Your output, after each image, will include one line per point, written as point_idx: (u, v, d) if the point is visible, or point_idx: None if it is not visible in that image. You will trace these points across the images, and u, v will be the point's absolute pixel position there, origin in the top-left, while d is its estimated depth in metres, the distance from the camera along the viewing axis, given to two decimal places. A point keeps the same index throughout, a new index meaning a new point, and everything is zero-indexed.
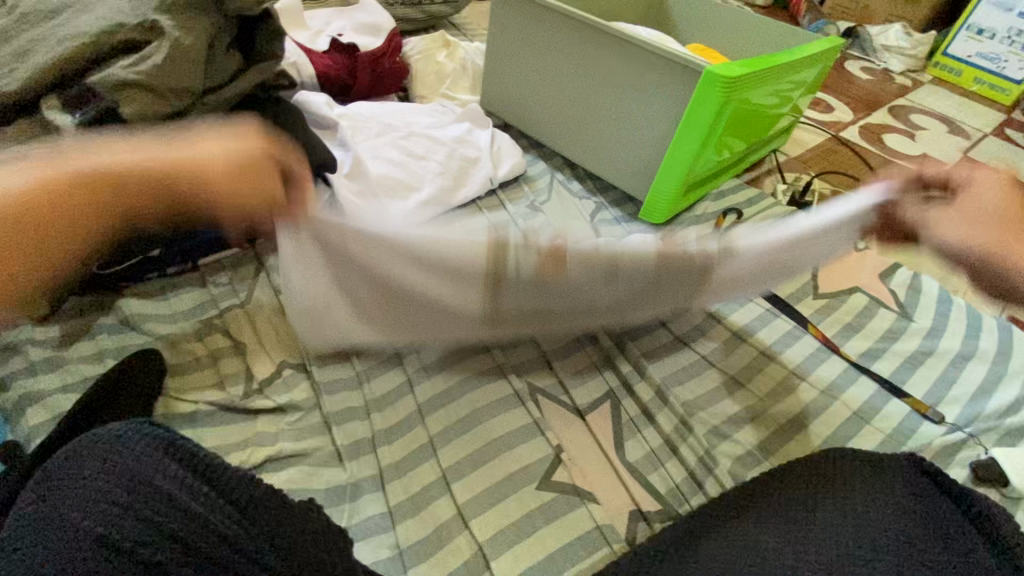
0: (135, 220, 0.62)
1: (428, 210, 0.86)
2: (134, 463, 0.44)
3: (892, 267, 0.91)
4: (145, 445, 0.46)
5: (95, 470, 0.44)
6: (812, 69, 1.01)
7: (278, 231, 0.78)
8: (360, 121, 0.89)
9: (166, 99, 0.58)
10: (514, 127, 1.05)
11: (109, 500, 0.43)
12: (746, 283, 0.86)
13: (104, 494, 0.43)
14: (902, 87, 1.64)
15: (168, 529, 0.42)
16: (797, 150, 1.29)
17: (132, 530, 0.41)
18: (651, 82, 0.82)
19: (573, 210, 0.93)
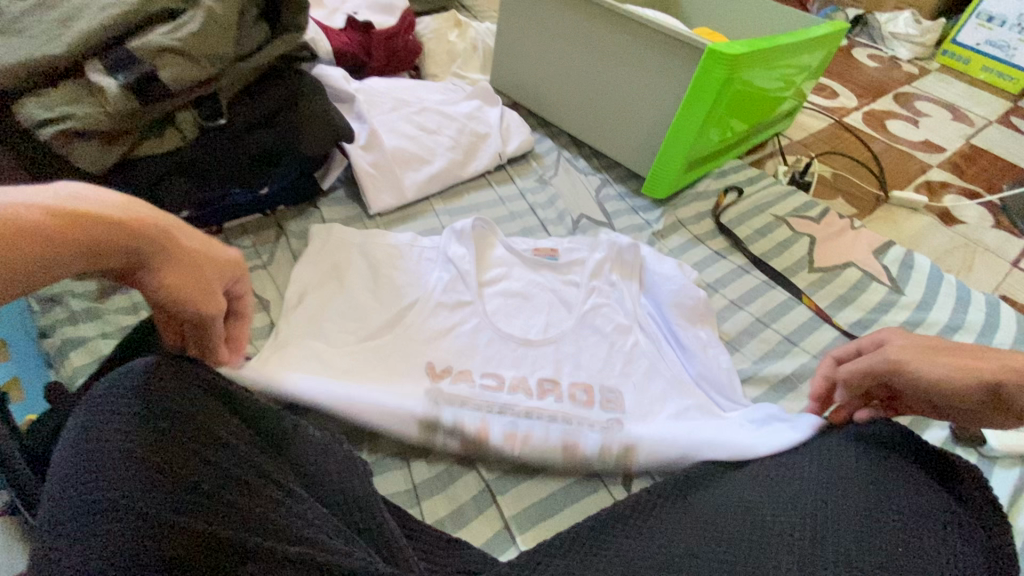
0: (167, 179, 0.66)
1: (440, 181, 0.90)
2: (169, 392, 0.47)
3: (887, 244, 0.94)
4: (180, 378, 0.49)
5: (137, 399, 0.45)
6: (815, 53, 1.04)
7: (298, 198, 0.83)
8: (375, 96, 0.93)
9: (203, 67, 0.63)
10: (523, 105, 1.09)
11: (149, 425, 0.44)
12: (744, 256, 0.90)
13: (145, 417, 0.45)
14: (908, 75, 1.66)
15: (206, 456, 0.45)
16: (799, 134, 1.32)
17: (176, 452, 0.44)
18: (655, 60, 0.85)
19: (579, 185, 0.97)
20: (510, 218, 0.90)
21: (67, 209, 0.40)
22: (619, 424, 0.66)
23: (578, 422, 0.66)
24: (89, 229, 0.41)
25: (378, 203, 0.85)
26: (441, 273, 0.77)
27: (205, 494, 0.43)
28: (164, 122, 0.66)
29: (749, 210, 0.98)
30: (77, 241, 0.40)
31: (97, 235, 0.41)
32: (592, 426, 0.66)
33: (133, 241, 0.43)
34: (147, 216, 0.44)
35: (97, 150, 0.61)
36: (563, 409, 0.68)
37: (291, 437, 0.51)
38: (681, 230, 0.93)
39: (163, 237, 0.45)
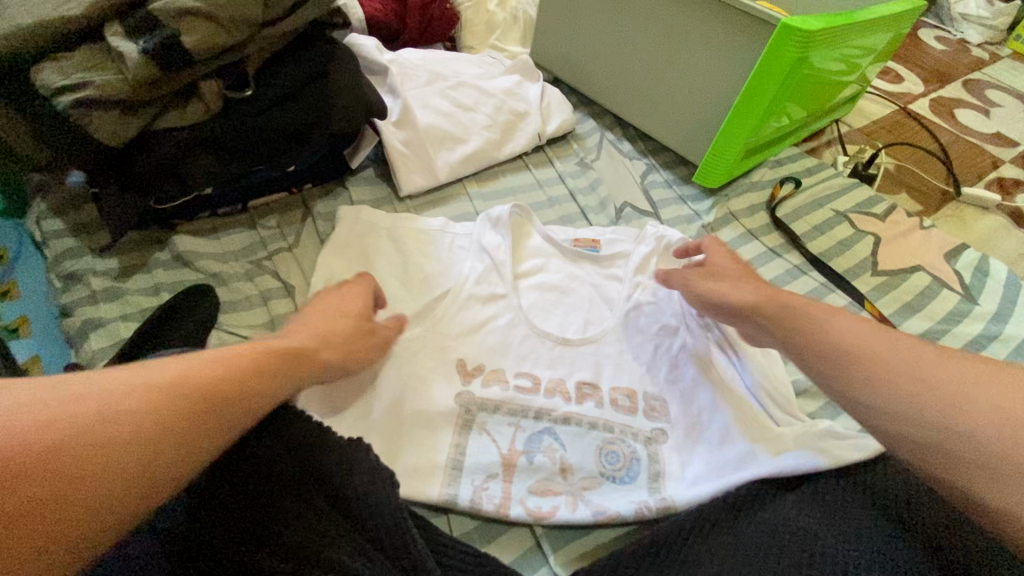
0: (192, 154, 0.62)
1: (474, 162, 0.85)
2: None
3: (959, 246, 0.86)
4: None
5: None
6: (889, 32, 0.94)
7: (326, 176, 0.78)
8: (409, 68, 0.87)
9: (229, 32, 0.59)
10: (565, 81, 1.02)
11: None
12: (800, 254, 0.83)
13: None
14: (978, 61, 1.52)
15: (226, 467, 0.45)
16: (860, 121, 1.22)
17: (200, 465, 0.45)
18: (716, 35, 0.77)
19: (622, 170, 0.91)
20: (548, 205, 0.85)
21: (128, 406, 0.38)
22: (663, 436, 0.62)
23: (619, 431, 0.62)
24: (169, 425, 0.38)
25: (409, 184, 0.80)
26: (473, 261, 0.71)
27: (224, 510, 0.44)
28: (188, 91, 0.61)
29: (806, 203, 0.90)
30: (160, 455, 0.38)
31: (175, 421, 0.39)
32: (634, 436, 0.62)
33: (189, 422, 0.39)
34: (208, 373, 0.42)
35: (118, 121, 0.57)
36: (603, 416, 0.63)
37: (315, 446, 0.47)
38: (733, 223, 0.86)
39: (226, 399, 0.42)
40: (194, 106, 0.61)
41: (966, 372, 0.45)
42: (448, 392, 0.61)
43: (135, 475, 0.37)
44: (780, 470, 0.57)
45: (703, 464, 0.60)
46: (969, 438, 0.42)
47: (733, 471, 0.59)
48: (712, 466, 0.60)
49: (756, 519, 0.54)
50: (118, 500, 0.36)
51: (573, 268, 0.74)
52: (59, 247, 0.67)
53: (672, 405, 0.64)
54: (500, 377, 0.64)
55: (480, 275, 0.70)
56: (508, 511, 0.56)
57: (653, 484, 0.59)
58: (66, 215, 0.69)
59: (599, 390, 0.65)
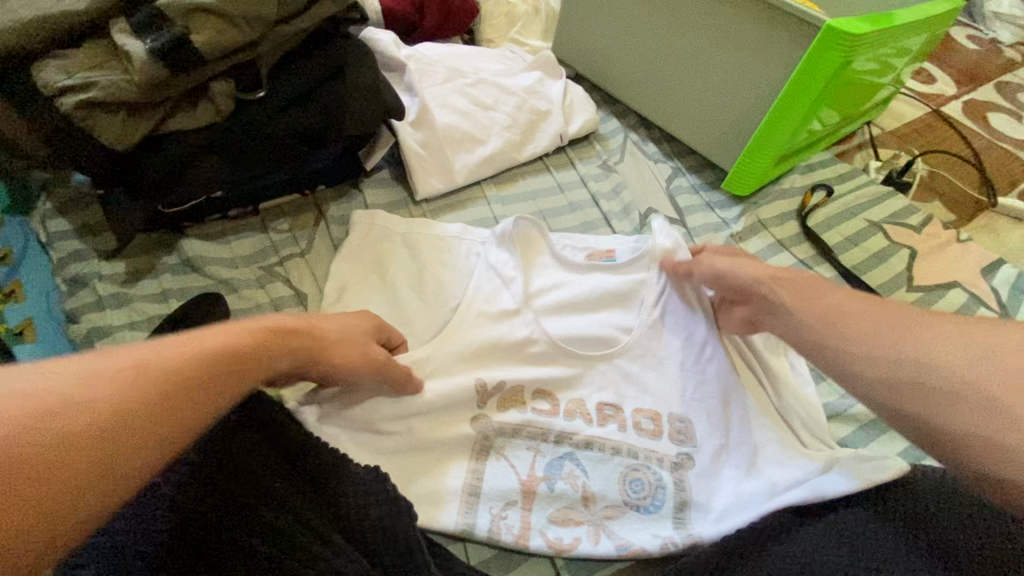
0: (201, 158, 0.59)
1: (493, 165, 0.81)
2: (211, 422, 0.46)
3: (999, 262, 0.81)
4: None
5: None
6: (931, 32, 0.89)
7: (340, 178, 0.75)
8: (427, 64, 0.83)
9: (241, 30, 0.55)
10: (587, 78, 0.98)
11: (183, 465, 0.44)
12: (832, 268, 0.80)
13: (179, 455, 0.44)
14: (1014, 61, 1.45)
15: (238, 499, 0.43)
16: (892, 123, 1.17)
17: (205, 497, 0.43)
18: (753, 35, 0.72)
19: (647, 174, 0.87)
20: (569, 210, 0.81)
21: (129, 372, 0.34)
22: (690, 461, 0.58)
23: (644, 456, 0.58)
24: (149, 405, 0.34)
25: (426, 187, 0.76)
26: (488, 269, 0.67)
27: (230, 545, 0.41)
28: (197, 92, 0.58)
29: (838, 213, 0.86)
30: (146, 434, 0.33)
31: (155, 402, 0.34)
32: (659, 462, 0.58)
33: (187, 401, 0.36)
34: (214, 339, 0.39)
35: (123, 123, 0.54)
36: (626, 441, 0.59)
37: (330, 475, 0.46)
38: (762, 233, 0.82)
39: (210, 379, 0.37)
40: (204, 108, 0.58)
41: (951, 331, 0.43)
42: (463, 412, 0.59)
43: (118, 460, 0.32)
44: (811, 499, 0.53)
45: (725, 488, 0.57)
46: (972, 387, 0.40)
47: (758, 500, 0.55)
48: (736, 493, 0.57)
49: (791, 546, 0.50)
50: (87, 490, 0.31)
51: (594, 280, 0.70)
52: (65, 250, 0.65)
53: (700, 423, 0.61)
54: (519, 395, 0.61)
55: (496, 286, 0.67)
56: (526, 540, 0.54)
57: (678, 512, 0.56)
58: (72, 216, 0.67)
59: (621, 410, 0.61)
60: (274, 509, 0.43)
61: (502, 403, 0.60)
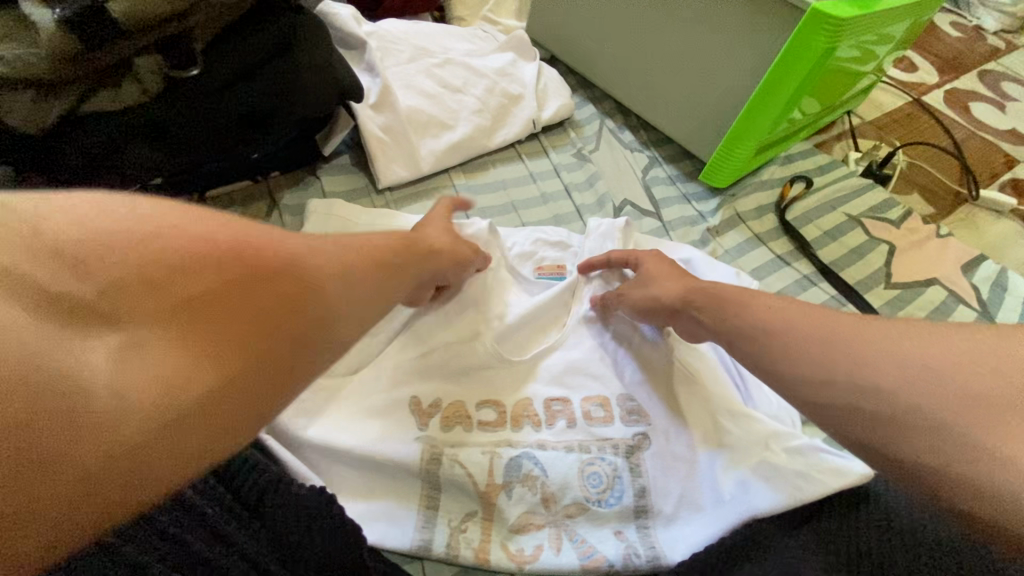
0: (130, 141, 0.53)
1: (462, 151, 0.77)
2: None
3: (978, 257, 0.80)
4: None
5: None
6: (910, 19, 0.87)
7: (294, 164, 0.70)
8: (390, 42, 0.78)
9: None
10: (563, 61, 0.94)
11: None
12: (811, 264, 0.77)
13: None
14: (995, 50, 1.44)
15: (160, 526, 0.39)
16: (873, 113, 1.15)
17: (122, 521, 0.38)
18: (733, 18, 0.69)
19: (623, 163, 0.83)
20: (541, 201, 0.77)
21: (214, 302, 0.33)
22: (644, 446, 0.55)
23: (596, 449, 0.55)
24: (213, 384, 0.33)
25: (389, 175, 0.71)
26: None
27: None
28: (120, 68, 0.52)
29: (818, 206, 0.84)
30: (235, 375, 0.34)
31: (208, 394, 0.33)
32: (613, 450, 0.55)
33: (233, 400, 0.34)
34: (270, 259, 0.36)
35: (35, 103, 0.49)
36: (577, 437, 0.55)
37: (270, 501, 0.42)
38: (739, 227, 0.80)
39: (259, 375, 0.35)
40: (129, 87, 0.53)
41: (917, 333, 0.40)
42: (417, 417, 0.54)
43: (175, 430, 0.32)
44: (770, 508, 0.49)
45: (684, 488, 0.53)
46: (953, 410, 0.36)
47: (717, 506, 0.52)
48: (695, 496, 0.53)
49: (770, 563, 0.45)
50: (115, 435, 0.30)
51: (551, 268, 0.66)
52: None
53: (661, 422, 0.56)
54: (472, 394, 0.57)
55: None
56: (487, 553, 0.50)
57: (638, 510, 0.53)
58: None
59: (570, 401, 0.58)
60: (203, 536, 0.39)
61: (465, 423, 0.55)
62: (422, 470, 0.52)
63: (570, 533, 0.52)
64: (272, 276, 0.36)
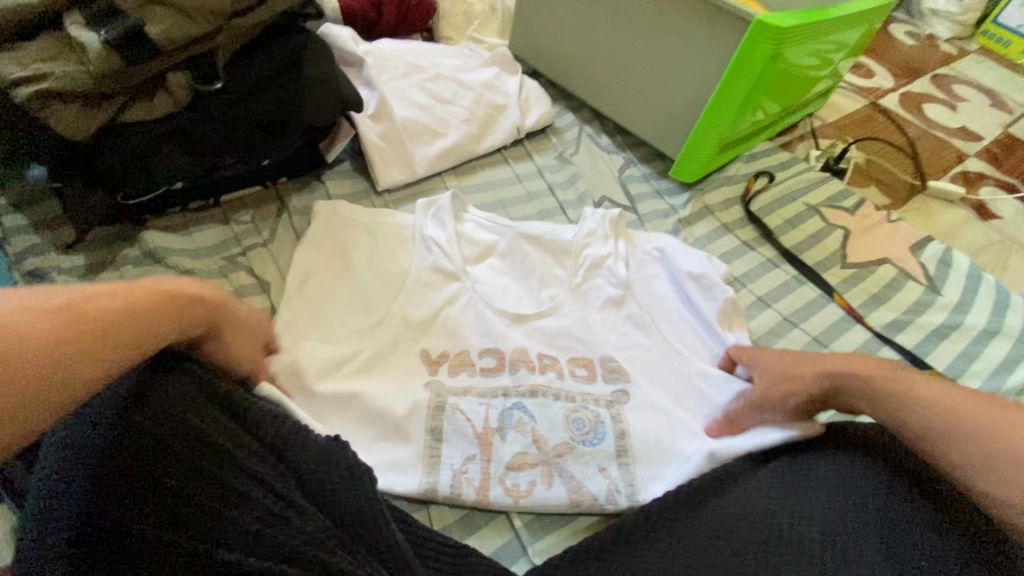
0: (158, 148, 0.60)
1: (453, 156, 0.84)
2: (167, 396, 0.46)
3: (925, 239, 0.88)
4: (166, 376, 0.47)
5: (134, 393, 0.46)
6: (861, 27, 0.96)
7: (300, 169, 0.77)
8: (386, 60, 0.86)
9: (196, 23, 0.58)
10: (544, 74, 1.02)
11: (134, 431, 0.45)
12: (773, 248, 0.85)
13: (122, 415, 0.45)
14: (947, 56, 1.56)
15: (189, 461, 0.45)
16: (833, 116, 1.24)
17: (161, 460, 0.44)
18: (692, 30, 0.77)
19: (600, 164, 0.91)
20: (527, 199, 0.85)
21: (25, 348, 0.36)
22: (623, 399, 0.63)
23: (580, 399, 0.62)
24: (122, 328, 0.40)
25: (387, 177, 0.79)
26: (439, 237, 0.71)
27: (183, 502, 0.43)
28: (154, 83, 0.60)
29: (780, 198, 0.92)
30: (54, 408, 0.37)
31: (123, 332, 0.40)
32: (597, 402, 0.62)
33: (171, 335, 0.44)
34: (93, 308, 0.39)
35: (80, 113, 0.56)
36: (565, 387, 0.63)
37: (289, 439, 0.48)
38: (708, 217, 0.87)
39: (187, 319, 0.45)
40: (161, 99, 0.60)
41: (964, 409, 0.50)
42: (419, 381, 0.61)
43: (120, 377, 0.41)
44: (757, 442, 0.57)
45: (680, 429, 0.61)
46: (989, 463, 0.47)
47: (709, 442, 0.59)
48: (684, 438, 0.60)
49: (730, 496, 0.53)
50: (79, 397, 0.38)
51: (535, 252, 0.74)
52: (20, 245, 0.64)
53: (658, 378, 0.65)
54: (466, 364, 0.64)
55: (442, 260, 0.70)
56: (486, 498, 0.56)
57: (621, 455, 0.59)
58: (29, 211, 0.67)
59: (559, 363, 0.65)
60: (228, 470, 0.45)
61: (469, 369, 0.63)
62: (428, 416, 0.59)
63: (560, 470, 0.58)
64: (94, 325, 0.39)
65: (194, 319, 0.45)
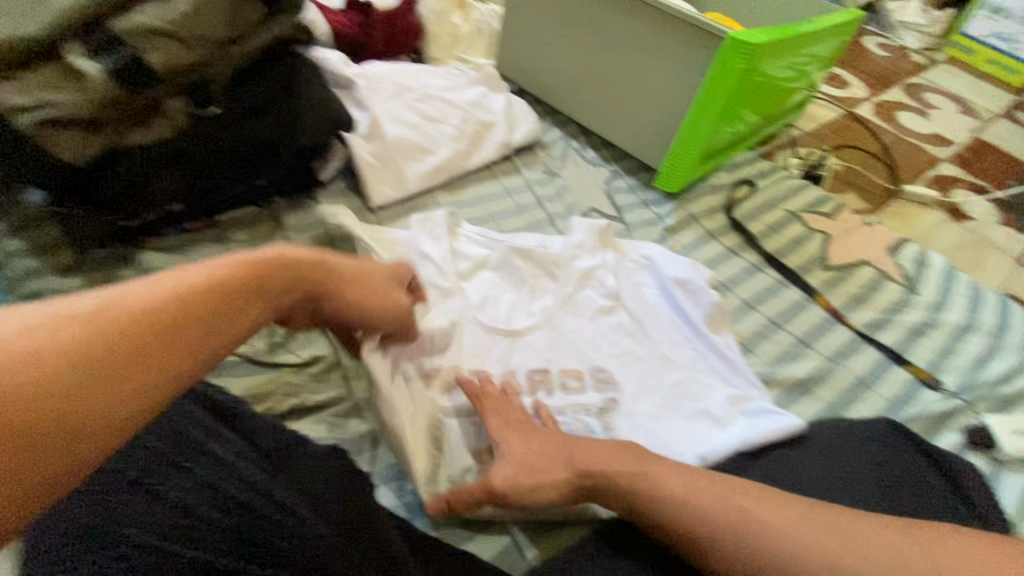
0: (158, 171, 0.62)
1: (443, 172, 0.86)
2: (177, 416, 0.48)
3: (901, 241, 0.91)
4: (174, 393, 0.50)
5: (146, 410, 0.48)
6: (834, 41, 1.00)
7: (293, 189, 0.79)
8: (376, 81, 0.89)
9: (195, 50, 0.61)
10: (529, 92, 1.05)
11: (142, 446, 0.45)
12: (756, 253, 0.88)
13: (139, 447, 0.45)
14: (917, 66, 1.62)
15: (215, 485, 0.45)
16: (810, 125, 1.28)
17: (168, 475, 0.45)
18: (670, 47, 0.81)
19: (587, 177, 0.94)
20: (517, 212, 0.87)
21: (101, 314, 0.33)
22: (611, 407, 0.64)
23: (570, 410, 0.64)
24: (131, 318, 0.33)
25: (378, 194, 0.81)
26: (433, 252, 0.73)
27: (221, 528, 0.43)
28: (152, 110, 0.62)
29: (761, 204, 0.95)
30: (120, 395, 0.31)
31: (162, 319, 0.34)
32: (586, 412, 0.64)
33: (199, 308, 0.37)
34: (160, 283, 0.36)
35: (82, 139, 0.57)
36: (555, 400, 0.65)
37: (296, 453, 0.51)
38: (692, 225, 0.90)
39: (221, 292, 0.39)
40: (159, 124, 0.62)
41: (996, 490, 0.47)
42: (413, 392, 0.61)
43: (172, 368, 0.34)
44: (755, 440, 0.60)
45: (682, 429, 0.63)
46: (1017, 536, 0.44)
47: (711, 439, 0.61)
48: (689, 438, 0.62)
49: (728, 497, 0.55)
50: (105, 414, 0.31)
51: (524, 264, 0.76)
52: (18, 269, 0.65)
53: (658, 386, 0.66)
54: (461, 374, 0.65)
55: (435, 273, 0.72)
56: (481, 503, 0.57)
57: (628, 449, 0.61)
58: (26, 236, 0.67)
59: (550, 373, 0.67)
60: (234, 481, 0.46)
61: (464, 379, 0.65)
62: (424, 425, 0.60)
63: None
64: (152, 297, 0.35)
65: (260, 294, 0.42)
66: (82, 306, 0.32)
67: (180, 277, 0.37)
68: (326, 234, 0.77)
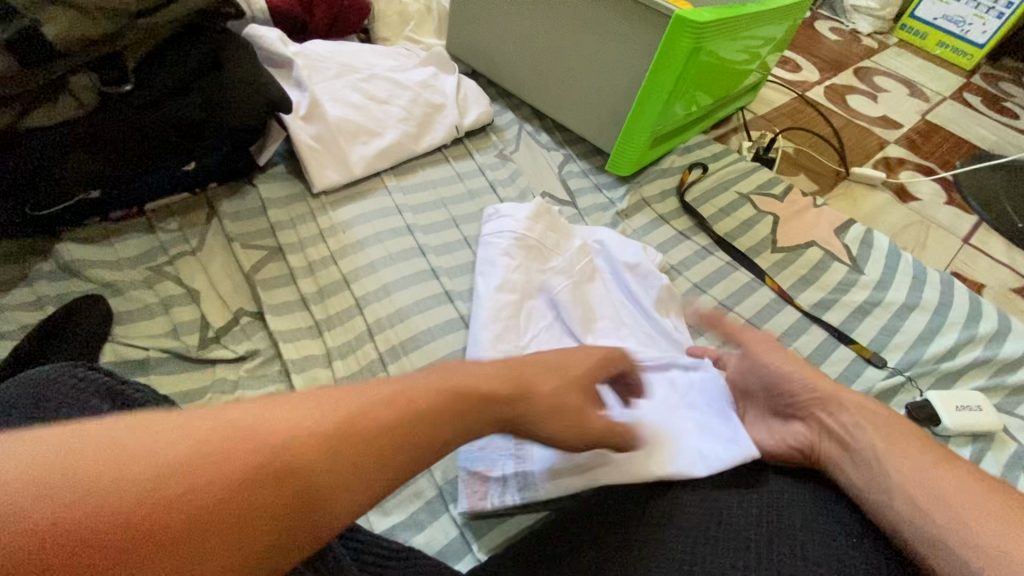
0: (66, 154, 0.58)
1: (391, 156, 0.83)
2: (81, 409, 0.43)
3: (847, 222, 0.93)
4: (78, 379, 0.44)
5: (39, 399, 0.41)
6: (783, 23, 1.00)
7: (230, 173, 0.74)
8: (317, 60, 0.84)
9: (98, 21, 0.56)
10: (482, 74, 1.03)
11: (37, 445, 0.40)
12: (708, 236, 0.88)
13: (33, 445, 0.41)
14: (868, 50, 1.65)
15: None
16: (764, 109, 1.30)
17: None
18: (618, 26, 0.80)
19: (540, 161, 0.92)
20: (467, 196, 0.84)
21: (213, 454, 0.28)
22: None
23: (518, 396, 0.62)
24: (305, 464, 0.30)
25: (322, 180, 0.77)
26: None
27: None
28: (56, 85, 0.58)
29: (714, 187, 0.95)
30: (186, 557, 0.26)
31: (343, 450, 0.32)
32: None
33: (291, 461, 0.30)
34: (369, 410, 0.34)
35: None
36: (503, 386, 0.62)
37: None
38: (646, 209, 0.90)
39: (368, 422, 0.33)
40: (64, 103, 0.58)
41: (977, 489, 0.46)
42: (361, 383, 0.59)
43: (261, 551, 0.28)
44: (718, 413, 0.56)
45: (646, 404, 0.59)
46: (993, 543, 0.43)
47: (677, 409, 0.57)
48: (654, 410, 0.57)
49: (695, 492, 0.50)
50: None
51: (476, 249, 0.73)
52: None
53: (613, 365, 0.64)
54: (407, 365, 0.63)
55: None
56: None
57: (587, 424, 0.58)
58: None
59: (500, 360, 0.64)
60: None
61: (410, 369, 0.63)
62: None
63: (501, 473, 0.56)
64: (347, 428, 0.32)
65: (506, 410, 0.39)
66: (212, 436, 0.29)
67: (359, 396, 0.35)
68: (266, 222, 0.73)
